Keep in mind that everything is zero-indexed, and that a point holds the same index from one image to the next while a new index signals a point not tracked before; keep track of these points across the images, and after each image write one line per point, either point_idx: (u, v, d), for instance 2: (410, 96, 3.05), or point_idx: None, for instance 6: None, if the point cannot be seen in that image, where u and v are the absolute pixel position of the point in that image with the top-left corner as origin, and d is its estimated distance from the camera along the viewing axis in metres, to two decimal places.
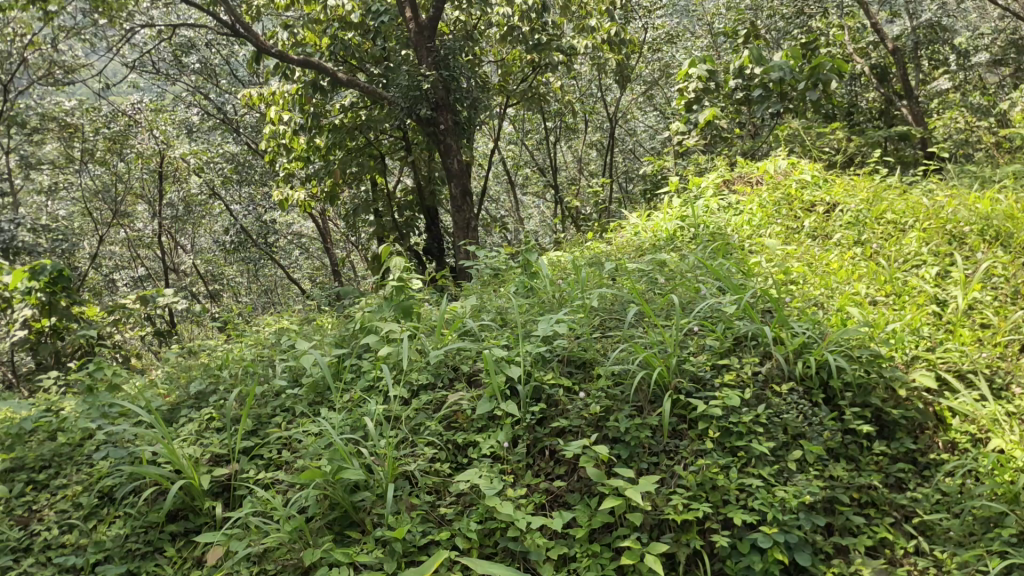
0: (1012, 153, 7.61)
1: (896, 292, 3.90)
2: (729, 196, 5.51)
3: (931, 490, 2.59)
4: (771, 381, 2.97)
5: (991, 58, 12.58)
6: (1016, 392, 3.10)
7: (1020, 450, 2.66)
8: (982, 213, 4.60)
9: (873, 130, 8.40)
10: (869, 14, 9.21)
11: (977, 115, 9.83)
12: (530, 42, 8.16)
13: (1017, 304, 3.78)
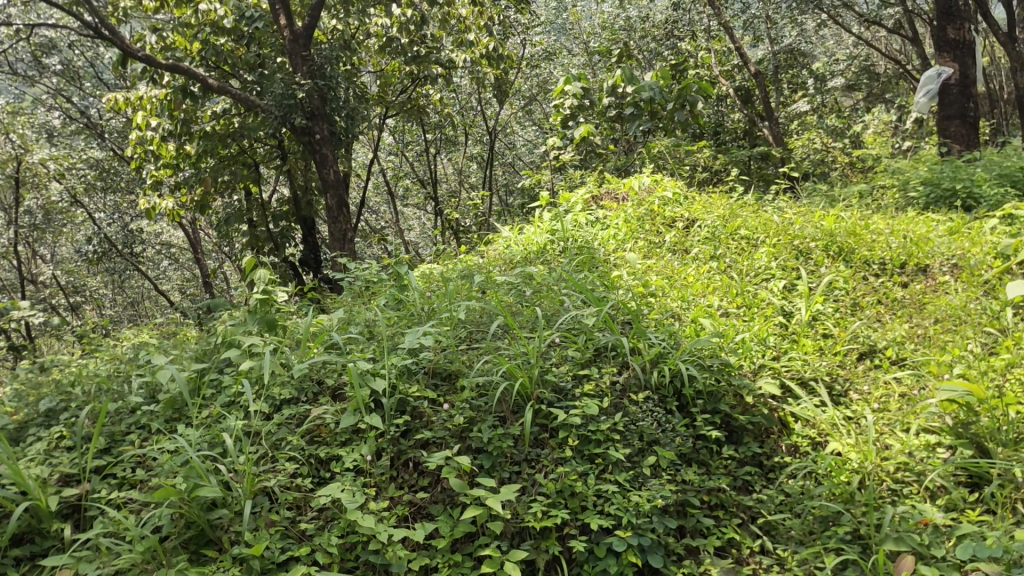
0: (861, 173, 8.13)
1: (746, 304, 4.12)
2: (597, 210, 5.68)
3: (775, 492, 2.77)
4: (629, 390, 3.09)
5: (845, 83, 13.39)
6: (852, 397, 3.34)
7: (853, 452, 2.86)
8: (826, 230, 4.91)
9: (736, 149, 8.81)
10: (733, 38, 9.66)
11: (832, 137, 10.46)
12: (409, 54, 8.17)
13: (855, 315, 4.06)
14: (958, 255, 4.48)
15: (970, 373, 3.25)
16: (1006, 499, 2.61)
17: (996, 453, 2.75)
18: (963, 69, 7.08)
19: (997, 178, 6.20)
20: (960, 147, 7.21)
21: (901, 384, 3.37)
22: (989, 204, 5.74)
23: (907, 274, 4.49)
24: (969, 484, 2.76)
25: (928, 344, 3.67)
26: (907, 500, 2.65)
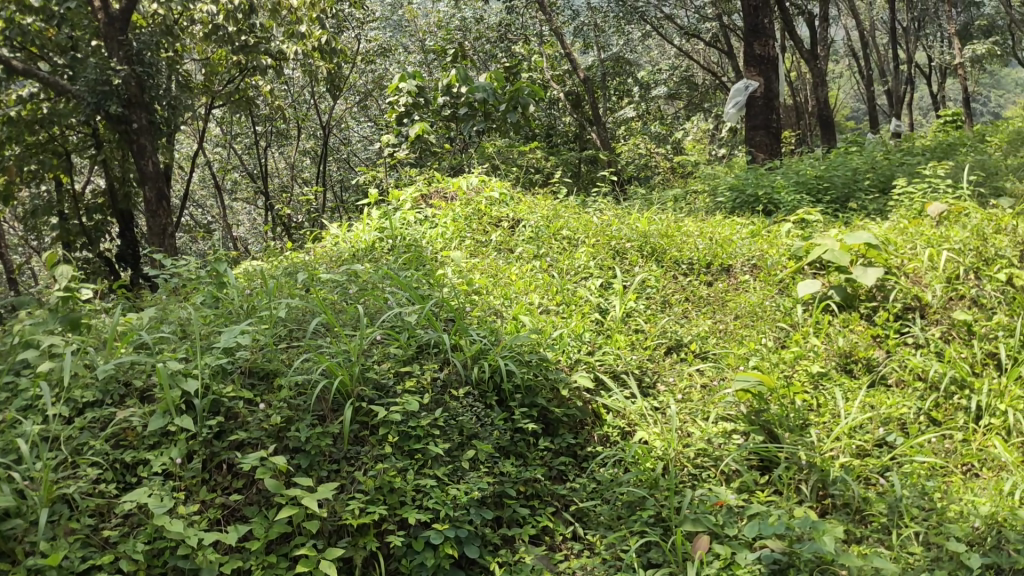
0: (679, 179, 8.62)
1: (566, 301, 4.26)
2: (426, 209, 5.71)
3: (587, 480, 2.93)
4: (450, 386, 3.13)
5: (668, 91, 14.09)
6: (659, 388, 3.55)
7: (658, 440, 3.05)
8: (641, 232, 5.17)
9: (566, 151, 9.09)
10: (564, 44, 9.90)
11: (656, 142, 10.98)
12: (236, 44, 7.90)
13: (665, 311, 4.31)
14: (758, 255, 4.85)
15: (762, 366, 3.57)
16: (790, 480, 2.89)
17: (783, 438, 3.04)
18: (767, 83, 7.63)
19: (795, 186, 6.72)
20: (764, 155, 7.77)
21: (703, 376, 3.62)
22: (787, 209, 6.22)
23: (712, 273, 4.82)
24: (760, 467, 3.02)
25: (728, 338, 3.97)
26: (704, 483, 2.88)
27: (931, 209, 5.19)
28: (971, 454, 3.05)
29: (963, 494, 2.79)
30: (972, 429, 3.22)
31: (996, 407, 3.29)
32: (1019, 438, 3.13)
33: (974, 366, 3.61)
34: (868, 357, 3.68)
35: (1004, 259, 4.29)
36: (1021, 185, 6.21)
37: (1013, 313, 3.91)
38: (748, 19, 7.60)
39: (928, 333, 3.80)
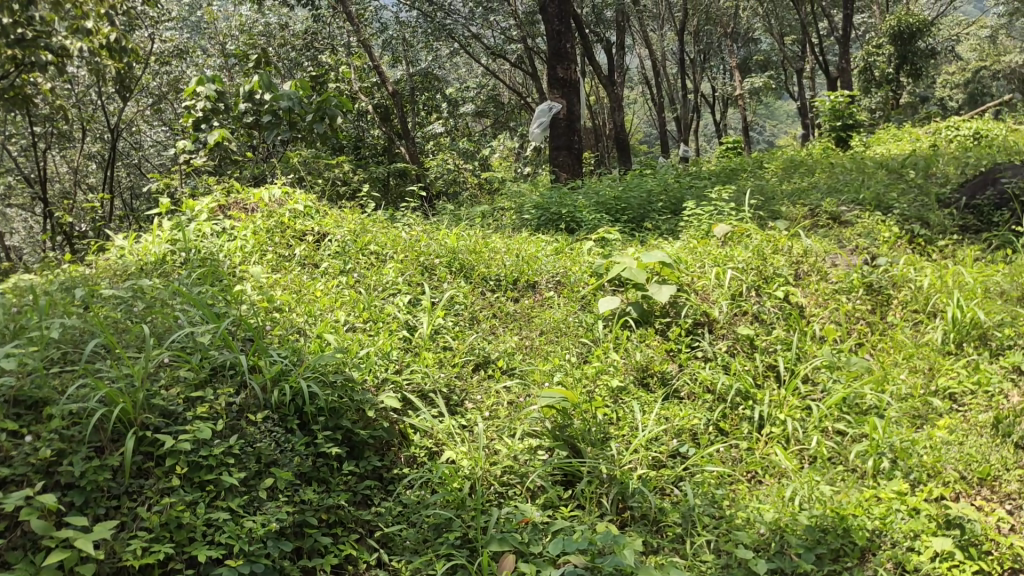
0: (487, 196, 8.71)
1: (372, 318, 4.09)
2: (224, 220, 5.36)
3: (392, 503, 2.81)
4: (247, 412, 2.88)
5: (476, 109, 14.33)
6: (467, 406, 3.48)
7: (465, 459, 2.99)
8: (449, 248, 5.12)
9: (375, 165, 8.96)
10: (372, 56, 9.72)
11: (464, 158, 11.07)
12: (11, 37, 6.98)
13: (473, 328, 4.27)
14: (562, 272, 4.94)
15: (566, 381, 3.62)
16: (592, 494, 2.93)
17: (586, 452, 3.10)
18: (570, 106, 7.87)
19: (595, 206, 6.93)
20: (567, 175, 7.99)
21: (510, 393, 3.61)
22: (588, 228, 6.42)
23: (518, 290, 4.86)
24: (563, 482, 3.05)
25: (533, 355, 3.99)
26: (511, 501, 2.86)
27: (717, 230, 5.53)
28: (755, 461, 3.23)
29: (749, 501, 2.94)
30: (755, 438, 3.43)
31: (776, 416, 3.52)
32: (797, 445, 3.37)
33: (757, 378, 3.85)
34: (662, 371, 3.82)
35: (781, 277, 4.67)
36: (794, 209, 6.76)
37: (789, 328, 4.28)
38: (552, 43, 7.80)
39: (717, 347, 4.01)
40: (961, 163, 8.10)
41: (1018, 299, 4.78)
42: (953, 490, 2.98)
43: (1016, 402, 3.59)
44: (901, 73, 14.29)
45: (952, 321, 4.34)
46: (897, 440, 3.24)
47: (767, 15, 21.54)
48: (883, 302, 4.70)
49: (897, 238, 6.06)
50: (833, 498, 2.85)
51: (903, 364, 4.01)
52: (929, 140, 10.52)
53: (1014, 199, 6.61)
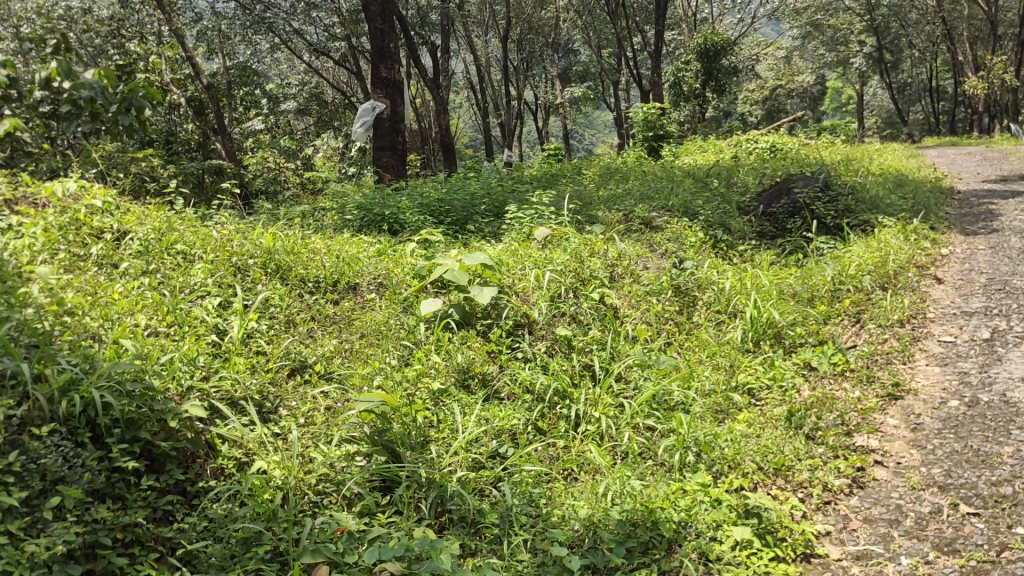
0: (308, 196, 8.44)
1: (178, 322, 3.76)
2: (8, 216, 4.64)
3: (198, 518, 2.56)
4: (30, 425, 2.49)
5: (297, 106, 13.90)
6: (281, 413, 3.30)
7: (277, 468, 2.83)
8: (264, 247, 4.87)
9: (187, 160, 8.46)
10: (185, 46, 9.20)
11: (285, 156, 10.69)
12: None
13: (289, 332, 4.07)
14: (383, 274, 4.85)
15: (386, 385, 3.51)
16: (410, 498, 2.87)
17: (405, 456, 3.02)
18: (393, 106, 7.76)
19: (419, 207, 6.86)
20: (391, 176, 7.88)
21: (327, 399, 3.45)
22: (411, 230, 6.34)
23: (338, 292, 4.71)
24: (381, 488, 2.96)
25: (352, 358, 3.86)
26: (325, 510, 2.74)
27: (537, 233, 5.62)
28: (571, 459, 3.29)
29: (564, 499, 2.98)
30: (571, 436, 3.48)
31: (592, 414, 3.60)
32: (610, 442, 3.46)
33: (573, 378, 3.93)
34: (483, 372, 3.80)
35: (597, 279, 4.81)
36: (610, 214, 6.98)
37: (604, 328, 4.41)
38: (375, 42, 7.68)
39: (536, 348, 4.07)
40: (758, 174, 8.70)
41: (807, 300, 5.18)
42: (751, 480, 3.16)
43: (807, 396, 3.87)
44: (707, 88, 15.21)
45: (751, 321, 4.63)
46: (701, 435, 3.40)
47: (585, 28, 22.31)
48: (689, 303, 4.96)
49: (702, 243, 6.41)
50: (643, 493, 2.94)
51: (707, 361, 4.22)
52: (730, 152, 11.24)
53: (804, 208, 7.16)
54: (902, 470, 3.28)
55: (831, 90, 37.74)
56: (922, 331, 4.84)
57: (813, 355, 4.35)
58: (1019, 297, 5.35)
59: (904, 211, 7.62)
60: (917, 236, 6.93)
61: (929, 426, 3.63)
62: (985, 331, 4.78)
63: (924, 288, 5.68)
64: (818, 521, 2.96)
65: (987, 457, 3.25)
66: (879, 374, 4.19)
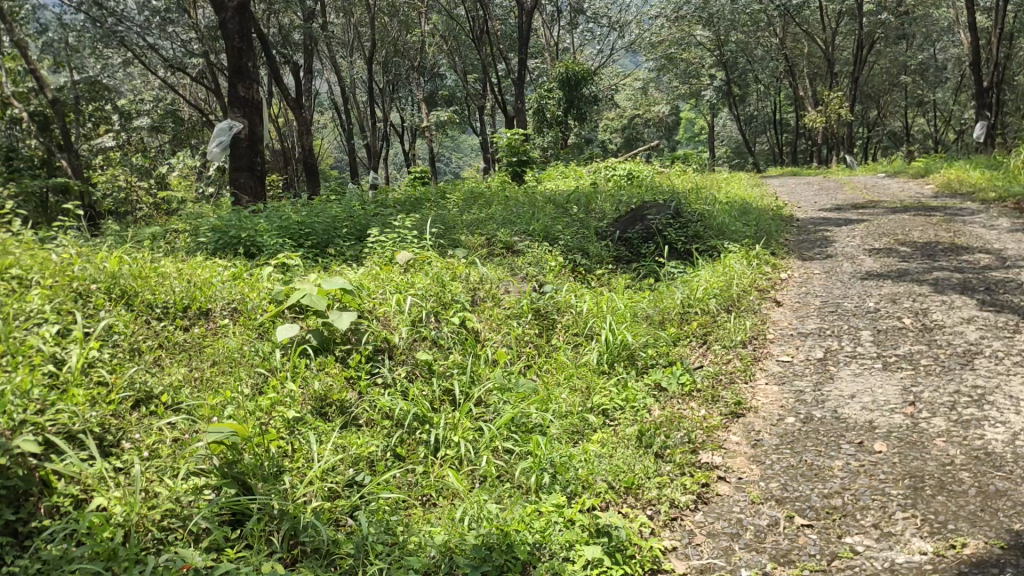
0: (161, 215, 8.10)
1: (10, 352, 3.49)
2: None
3: (30, 561, 2.38)
4: None
5: (151, 123, 13.34)
6: (124, 447, 3.13)
7: (118, 505, 2.68)
8: (108, 272, 4.61)
9: (29, 178, 7.97)
10: (29, 59, 8.70)
11: (137, 175, 10.25)
12: None
13: (134, 360, 3.87)
14: (238, 299, 4.69)
15: (238, 415, 3.38)
16: (261, 532, 2.77)
17: (257, 488, 2.92)
18: (251, 126, 7.58)
19: (277, 230, 6.69)
20: (249, 198, 7.64)
21: (174, 430, 3.29)
22: (269, 253, 6.18)
23: (189, 318, 4.51)
24: (232, 522, 2.85)
25: (202, 388, 3.69)
26: (171, 547, 2.61)
27: (399, 257, 5.59)
28: (429, 485, 3.28)
29: (421, 525, 2.96)
30: (430, 462, 3.47)
31: (451, 439, 3.61)
32: (469, 466, 3.47)
33: (433, 403, 3.93)
34: (341, 399, 3.74)
35: (458, 303, 4.84)
36: (471, 238, 7.04)
37: (465, 352, 4.43)
38: (232, 60, 7.47)
39: (396, 373, 4.04)
40: (615, 201, 9.00)
41: (659, 322, 5.39)
42: (602, 500, 3.23)
43: (657, 416, 4.03)
44: (569, 116, 15.63)
45: (606, 343, 4.77)
46: (556, 456, 3.46)
47: (450, 53, 22.50)
48: (548, 326, 5.09)
49: (561, 267, 6.55)
50: (498, 516, 2.97)
51: (564, 384, 4.31)
52: (589, 178, 11.59)
53: (656, 233, 7.45)
54: (743, 485, 3.45)
55: (686, 119, 39.53)
56: (763, 352, 5.13)
57: (663, 376, 4.53)
58: (848, 318, 5.74)
59: (748, 237, 8.07)
60: (759, 261, 7.35)
61: (767, 442, 3.84)
62: (818, 350, 5.10)
63: (765, 310, 6.03)
64: (665, 537, 3.07)
65: (820, 470, 3.46)
66: (723, 393, 4.41)
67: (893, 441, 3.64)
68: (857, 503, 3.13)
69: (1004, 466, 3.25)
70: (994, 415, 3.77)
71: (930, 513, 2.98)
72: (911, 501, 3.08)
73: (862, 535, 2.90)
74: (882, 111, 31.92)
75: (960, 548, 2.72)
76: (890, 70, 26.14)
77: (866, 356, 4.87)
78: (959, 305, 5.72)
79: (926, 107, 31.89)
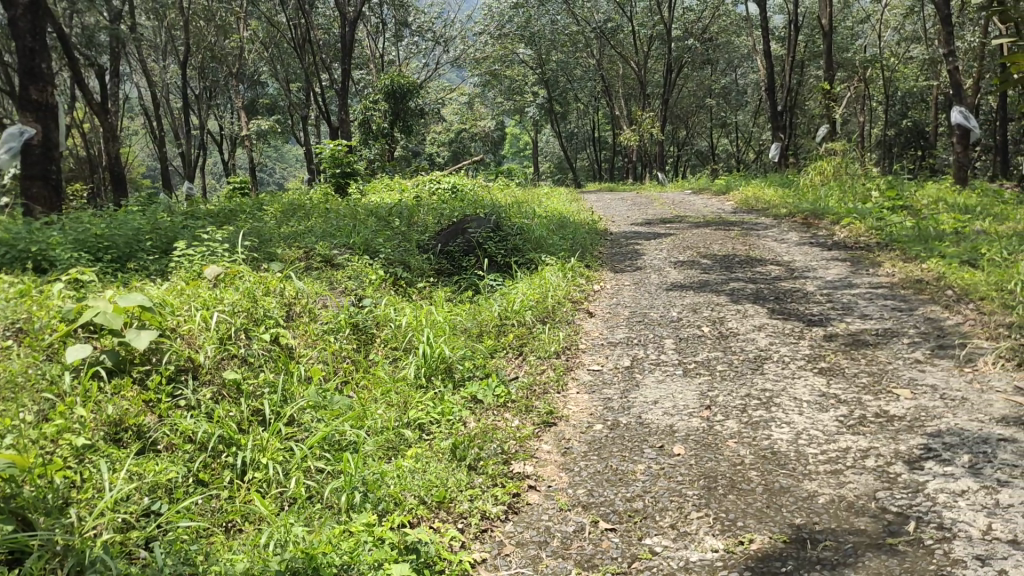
0: None
1: None
2: None
3: None
4: None
5: None
6: None
7: None
8: None
9: None
10: None
11: None
12: None
13: None
14: (23, 318, 4.24)
15: (20, 444, 3.05)
16: (42, 570, 2.44)
17: (39, 523, 2.60)
18: (45, 132, 7.01)
19: (72, 243, 6.20)
20: (41, 208, 7.01)
21: None
22: (63, 267, 5.71)
23: None
24: (10, 562, 2.49)
25: None
26: None
27: (208, 271, 5.30)
28: (234, 510, 3.11)
29: (223, 553, 2.80)
30: (236, 486, 3.31)
31: (259, 460, 3.46)
32: (277, 488, 3.32)
33: (241, 424, 3.75)
34: (138, 424, 3.49)
35: (271, 319, 4.65)
36: (288, 252, 6.83)
37: (276, 370, 4.26)
38: (23, 60, 6.88)
39: (200, 394, 3.82)
40: (437, 214, 8.99)
41: (477, 334, 5.43)
42: (413, 516, 3.19)
43: (472, 428, 4.05)
44: (394, 128, 15.52)
45: (424, 356, 4.74)
46: (368, 474, 3.38)
47: (271, 60, 21.86)
48: (366, 340, 5.03)
49: (381, 280, 6.48)
50: (305, 539, 2.84)
51: (380, 399, 4.24)
52: (412, 191, 11.54)
53: (477, 247, 7.51)
54: (551, 492, 3.52)
55: (511, 133, 40.39)
56: (575, 361, 5.27)
57: (479, 389, 4.56)
58: (655, 327, 6.00)
59: (564, 250, 8.30)
60: (574, 273, 7.57)
61: (576, 449, 3.94)
62: (626, 359, 5.30)
63: (578, 322, 6.20)
64: (475, 550, 3.07)
65: (624, 475, 3.58)
66: (536, 403, 4.49)
67: (691, 443, 3.83)
68: (656, 505, 3.26)
69: (787, 464, 3.49)
70: (780, 416, 4.04)
71: (722, 512, 3.14)
72: (705, 501, 3.24)
73: (661, 536, 3.02)
74: (691, 131, 33.88)
75: (748, 544, 2.87)
76: (698, 93, 27.77)
77: (668, 363, 5.11)
78: (751, 313, 6.12)
79: (728, 129, 34.17)
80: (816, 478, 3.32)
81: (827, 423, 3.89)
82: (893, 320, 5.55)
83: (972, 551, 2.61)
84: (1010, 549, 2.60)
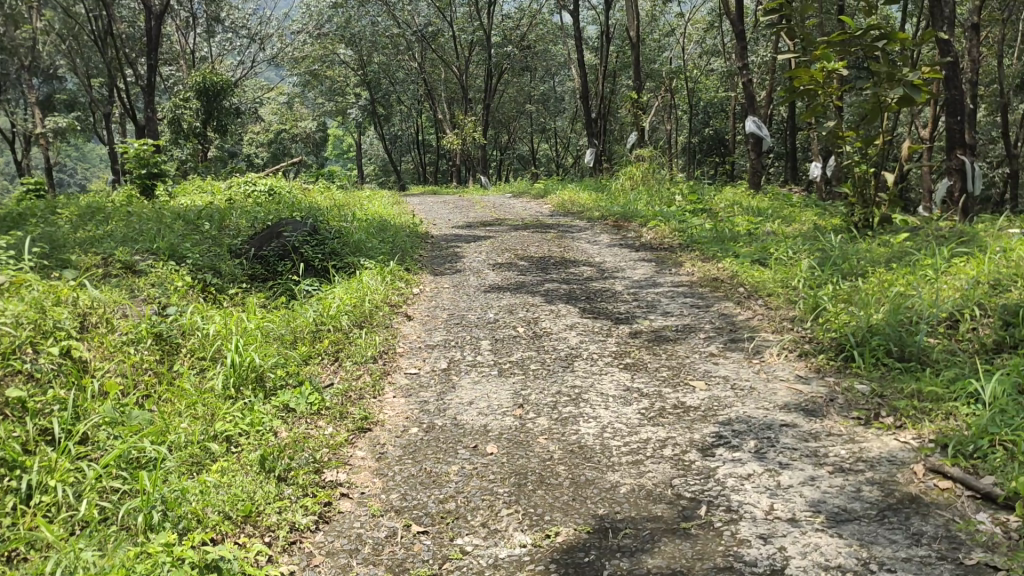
0: None
1: None
2: None
3: None
4: None
5: None
6: None
7: None
8: None
9: None
10: None
11: None
12: None
13: None
14: None
15: None
16: None
17: None
18: None
19: None
20: None
21: None
22: None
23: None
24: None
25: None
26: None
27: None
28: (17, 538, 2.85)
29: None
30: (20, 512, 3.03)
31: (46, 483, 3.18)
32: (67, 512, 3.07)
33: (27, 445, 3.44)
34: None
35: (62, 331, 4.29)
36: (83, 258, 6.37)
37: (67, 386, 3.95)
38: None
39: None
40: (250, 217, 8.67)
41: (290, 341, 5.27)
42: (216, 532, 3.04)
43: (282, 438, 3.92)
44: (208, 127, 14.78)
45: (232, 365, 4.54)
46: (168, 492, 3.18)
47: (70, 52, 20.31)
48: (171, 351, 4.76)
49: (188, 287, 6.16)
50: (96, 564, 2.64)
51: (185, 412, 4.03)
52: (226, 192, 11.08)
53: (291, 251, 7.29)
54: (364, 499, 3.47)
55: (333, 135, 39.66)
56: (392, 365, 5.24)
57: (291, 397, 4.43)
58: (471, 329, 6.06)
59: (382, 254, 8.22)
60: (393, 277, 7.52)
61: (390, 454, 3.92)
62: (442, 361, 5.33)
63: (396, 325, 6.17)
64: (283, 563, 2.98)
65: (437, 477, 3.59)
66: (350, 410, 4.42)
67: (503, 441, 3.90)
68: (468, 505, 3.29)
69: (593, 457, 3.62)
70: (588, 411, 4.19)
71: (531, 507, 3.22)
72: (515, 498, 3.31)
73: (472, 535, 3.05)
74: (512, 137, 34.48)
75: (554, 537, 2.96)
76: (519, 99, 28.35)
77: (484, 364, 5.18)
78: (564, 313, 6.32)
79: (548, 134, 35.11)
80: (619, 469, 3.47)
81: (630, 416, 4.08)
82: (691, 317, 5.89)
83: (755, 531, 2.81)
84: (789, 526, 2.81)
